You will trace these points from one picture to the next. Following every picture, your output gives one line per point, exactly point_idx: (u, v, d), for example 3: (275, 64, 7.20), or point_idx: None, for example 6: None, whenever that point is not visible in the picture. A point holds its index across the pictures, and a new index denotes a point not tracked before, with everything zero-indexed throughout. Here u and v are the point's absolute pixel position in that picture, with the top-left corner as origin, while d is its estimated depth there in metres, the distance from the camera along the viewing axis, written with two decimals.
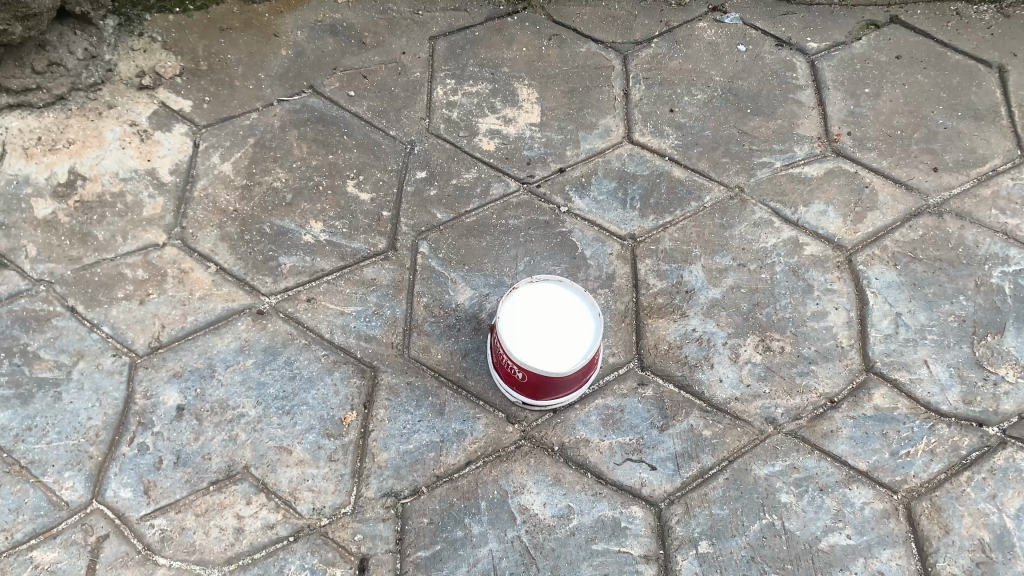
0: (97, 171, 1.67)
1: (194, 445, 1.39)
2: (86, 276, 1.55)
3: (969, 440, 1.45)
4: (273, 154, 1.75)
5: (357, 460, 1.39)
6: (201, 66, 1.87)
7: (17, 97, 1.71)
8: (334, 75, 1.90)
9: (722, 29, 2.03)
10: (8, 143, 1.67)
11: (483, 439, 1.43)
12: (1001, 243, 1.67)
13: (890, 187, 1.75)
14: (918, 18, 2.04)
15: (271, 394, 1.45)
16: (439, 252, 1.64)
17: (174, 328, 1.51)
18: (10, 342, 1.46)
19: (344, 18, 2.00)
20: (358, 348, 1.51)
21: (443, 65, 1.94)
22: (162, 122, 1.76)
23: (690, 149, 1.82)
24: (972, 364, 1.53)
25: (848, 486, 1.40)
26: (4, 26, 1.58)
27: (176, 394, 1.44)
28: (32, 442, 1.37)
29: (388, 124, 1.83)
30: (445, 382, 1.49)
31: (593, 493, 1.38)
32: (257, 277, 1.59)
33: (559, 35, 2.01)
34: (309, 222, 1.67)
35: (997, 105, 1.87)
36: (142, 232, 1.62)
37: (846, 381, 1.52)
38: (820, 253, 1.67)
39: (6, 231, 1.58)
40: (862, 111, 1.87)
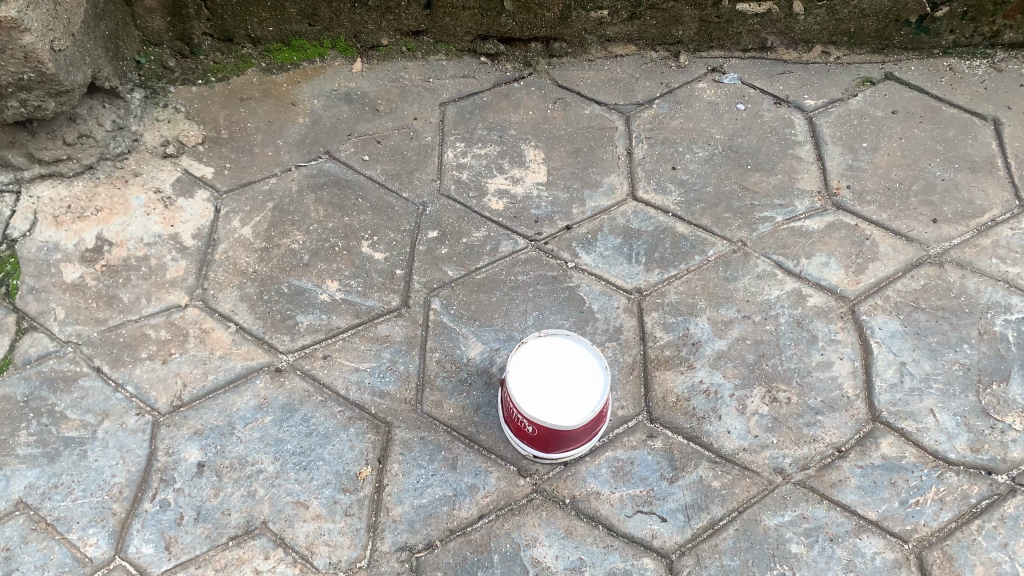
0: (123, 237, 1.75)
1: (214, 501, 1.43)
2: (111, 337, 1.61)
3: (978, 488, 1.46)
4: (290, 218, 1.82)
5: (372, 514, 1.43)
6: (222, 134, 1.95)
7: (48, 168, 1.81)
8: (349, 141, 1.97)
9: (722, 89, 2.10)
10: (39, 212, 1.76)
11: (495, 492, 1.46)
12: (1002, 292, 1.70)
13: (890, 239, 1.79)
14: (913, 74, 2.10)
15: (288, 449, 1.49)
16: (451, 308, 1.69)
17: (195, 387, 1.56)
18: (38, 403, 1.52)
19: (358, 86, 2.09)
20: (372, 404, 1.56)
21: (453, 129, 2.01)
22: (185, 188, 1.84)
23: (693, 205, 1.87)
24: (979, 412, 1.55)
25: (858, 536, 1.41)
26: (38, 102, 1.68)
27: (197, 451, 1.48)
28: (58, 499, 1.41)
29: (401, 186, 1.89)
30: (457, 436, 1.52)
31: (605, 545, 1.40)
32: (275, 335, 1.64)
33: (564, 97, 2.09)
34: (326, 282, 1.72)
35: (994, 157, 1.91)
36: (166, 294, 1.68)
37: (853, 430, 1.54)
38: (824, 304, 1.70)
39: (36, 295, 1.65)
40: (861, 164, 1.92)
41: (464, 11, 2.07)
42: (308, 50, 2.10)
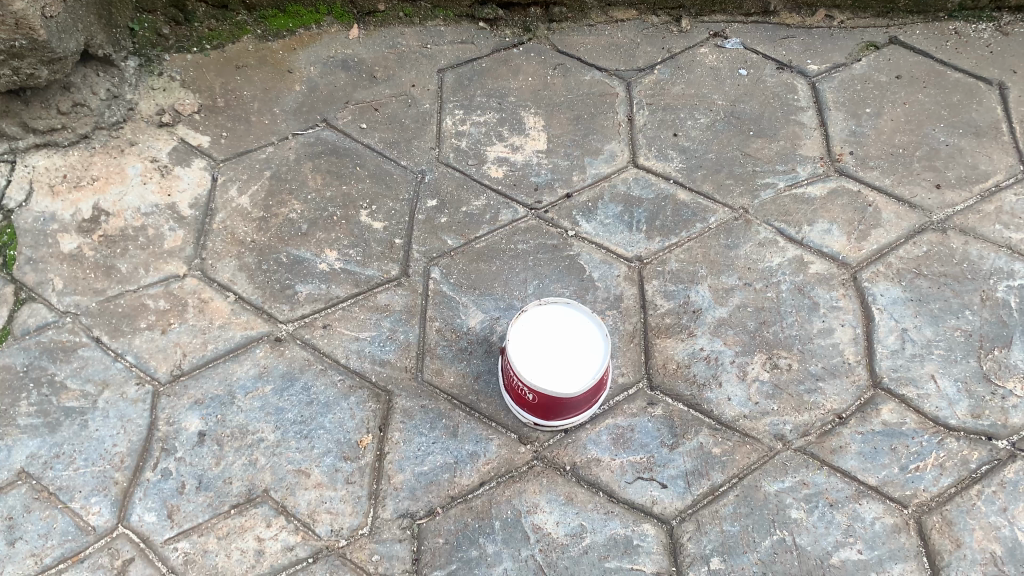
0: (120, 207, 1.74)
1: (216, 469, 1.43)
2: (110, 307, 1.61)
3: (978, 453, 1.46)
4: (288, 187, 1.80)
5: (373, 481, 1.43)
6: (218, 103, 1.93)
7: (43, 137, 1.79)
8: (346, 108, 1.95)
9: (724, 54, 2.07)
10: (35, 182, 1.75)
11: (496, 459, 1.46)
12: (1005, 258, 1.69)
13: (893, 205, 1.78)
14: (917, 38, 2.07)
15: (289, 418, 1.50)
16: (450, 277, 1.68)
17: (195, 356, 1.56)
18: (38, 373, 1.51)
19: (355, 52, 2.06)
20: (372, 373, 1.55)
21: (452, 96, 1.98)
22: (182, 157, 1.82)
23: (694, 172, 1.85)
24: (980, 378, 1.55)
25: (858, 501, 1.42)
26: (31, 70, 1.65)
27: (197, 421, 1.48)
28: (60, 469, 1.42)
29: (400, 155, 1.87)
30: (458, 404, 1.52)
31: (605, 512, 1.40)
32: (275, 305, 1.64)
33: (564, 63, 2.06)
34: (324, 251, 1.71)
35: (998, 122, 1.89)
36: (164, 264, 1.67)
37: (853, 397, 1.54)
38: (825, 271, 1.69)
39: (33, 265, 1.64)
40: (864, 130, 1.90)
41: None
42: (304, 16, 2.07)
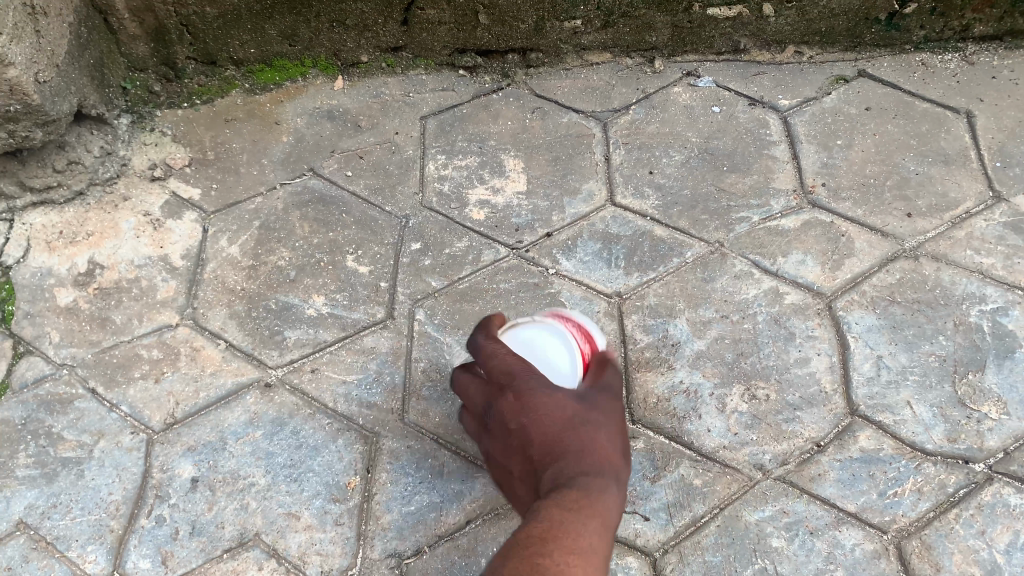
0: (114, 259, 1.79)
1: (208, 515, 1.47)
2: (105, 358, 1.66)
3: (956, 477, 1.49)
4: (277, 235, 1.86)
5: (361, 522, 1.47)
6: (208, 156, 1.99)
7: (40, 195, 1.85)
8: (332, 157, 2.00)
9: (697, 92, 2.12)
10: (33, 239, 1.81)
11: (481, 497, 1.49)
12: (977, 282, 1.73)
13: (866, 234, 1.82)
14: (885, 71, 2.12)
15: (279, 462, 1.54)
16: (434, 318, 1.73)
17: (187, 405, 1.60)
18: (36, 425, 1.56)
19: (340, 103, 2.12)
20: (360, 415, 1.60)
21: (434, 142, 2.04)
22: (173, 210, 1.88)
23: (670, 209, 1.90)
24: (955, 403, 1.58)
25: (838, 528, 1.45)
26: (26, 133, 1.72)
27: (190, 467, 1.53)
28: (57, 518, 1.46)
29: (384, 201, 1.92)
30: (444, 444, 1.56)
31: None
32: (264, 351, 1.68)
33: (542, 107, 2.11)
34: (312, 296, 1.76)
35: (967, 149, 1.94)
36: (157, 314, 1.72)
37: (831, 425, 1.57)
38: (801, 301, 1.73)
39: (31, 320, 1.70)
40: (836, 162, 1.95)
41: (440, 26, 2.10)
42: (290, 69, 2.14)
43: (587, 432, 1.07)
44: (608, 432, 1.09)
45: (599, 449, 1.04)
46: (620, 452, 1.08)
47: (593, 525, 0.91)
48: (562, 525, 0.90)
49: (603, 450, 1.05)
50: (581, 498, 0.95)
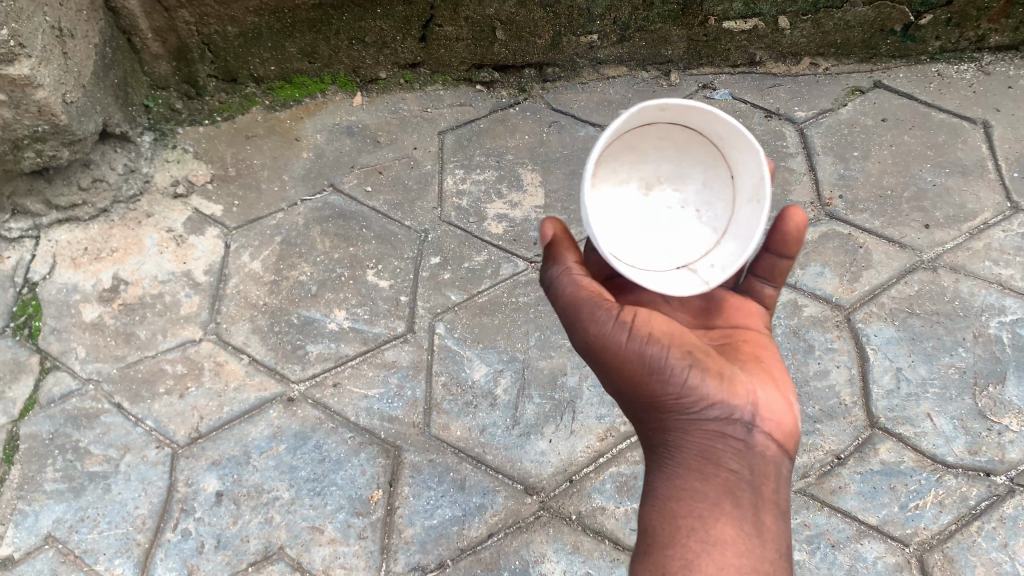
0: (138, 275, 1.82)
1: (233, 528, 1.49)
2: (130, 373, 1.68)
3: (977, 489, 1.50)
4: (298, 250, 1.88)
5: (384, 536, 1.48)
6: (230, 172, 2.01)
7: (65, 213, 1.88)
8: (352, 172, 2.02)
9: (713, 105, 2.13)
10: (58, 255, 1.84)
11: (503, 511, 1.51)
12: (996, 294, 1.73)
13: (884, 246, 1.82)
14: (901, 82, 2.13)
15: (302, 476, 1.56)
16: (454, 332, 1.74)
17: (211, 419, 1.62)
18: (63, 440, 1.58)
19: (359, 119, 2.14)
20: (381, 429, 1.61)
21: (452, 156, 2.06)
22: (196, 226, 1.91)
23: None
24: (975, 415, 1.58)
25: (859, 541, 1.45)
26: (53, 152, 1.75)
27: (214, 481, 1.54)
28: (85, 532, 1.49)
29: (404, 216, 1.94)
30: (465, 457, 1.57)
31: (612, 559, 1.45)
32: (287, 365, 1.70)
33: (559, 121, 2.13)
34: (333, 311, 1.78)
35: (984, 160, 1.94)
36: (181, 329, 1.74)
37: (851, 437, 1.57)
38: (819, 313, 1.73)
39: (57, 335, 1.72)
40: (853, 173, 1.95)
41: (458, 42, 2.13)
42: (309, 86, 2.17)
43: (697, 431, 1.12)
44: (716, 418, 1.11)
45: (709, 441, 1.12)
46: (741, 425, 1.12)
47: (714, 500, 1.10)
48: (688, 505, 1.11)
49: (718, 441, 1.11)
50: (699, 474, 1.12)
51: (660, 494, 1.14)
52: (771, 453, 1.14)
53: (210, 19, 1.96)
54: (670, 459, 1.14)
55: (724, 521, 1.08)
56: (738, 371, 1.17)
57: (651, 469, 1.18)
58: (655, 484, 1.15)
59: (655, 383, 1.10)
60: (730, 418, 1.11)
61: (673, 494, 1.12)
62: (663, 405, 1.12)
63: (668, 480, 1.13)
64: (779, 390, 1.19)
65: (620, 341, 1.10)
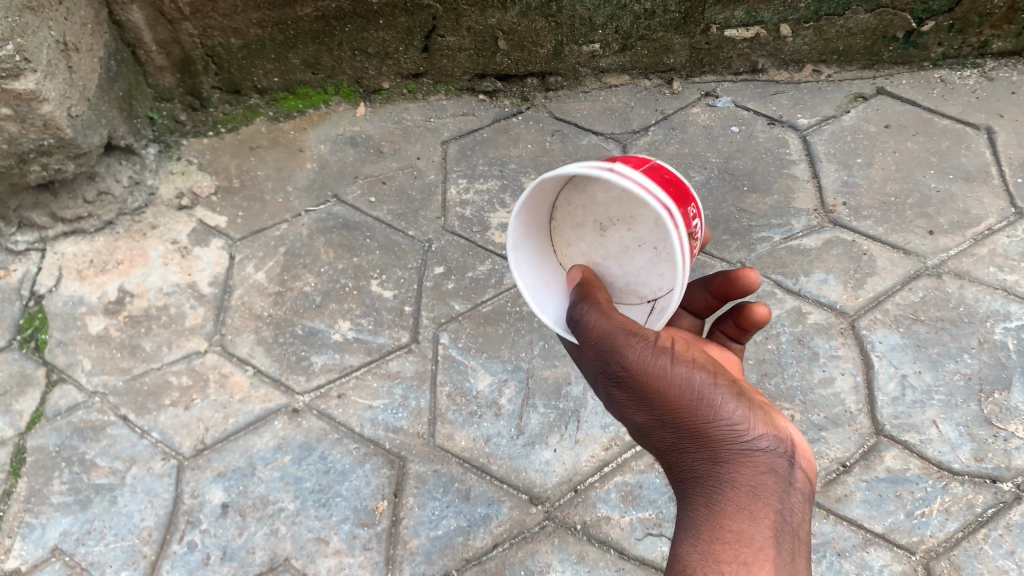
0: (143, 287, 1.83)
1: (239, 540, 1.50)
2: (136, 385, 1.68)
3: (984, 496, 1.49)
4: (302, 261, 1.88)
5: (389, 547, 1.49)
6: (234, 183, 2.02)
7: (71, 226, 1.90)
8: (355, 183, 2.03)
9: (716, 112, 2.13)
10: (64, 268, 1.85)
11: (508, 521, 1.51)
12: (1001, 299, 1.73)
13: (887, 253, 1.82)
14: (904, 88, 2.13)
15: (308, 487, 1.56)
16: (459, 342, 1.74)
17: (216, 430, 1.63)
18: (70, 452, 1.59)
19: (362, 129, 2.14)
20: (386, 440, 1.61)
21: (455, 166, 2.06)
22: (201, 238, 1.91)
23: None
24: (981, 421, 1.58)
25: (865, 549, 1.45)
26: (59, 166, 1.76)
27: (220, 493, 1.55)
28: (91, 544, 1.49)
29: (407, 226, 1.94)
30: (470, 467, 1.57)
31: (617, 569, 1.44)
32: (291, 376, 1.70)
33: (562, 129, 2.13)
34: (337, 322, 1.78)
35: (988, 166, 1.94)
36: (186, 341, 1.75)
37: (856, 445, 1.57)
38: (824, 321, 1.73)
39: (63, 348, 1.73)
40: (856, 180, 1.95)
41: (460, 52, 2.14)
42: (313, 96, 2.18)
43: (745, 465, 0.99)
44: (766, 451, 0.99)
45: (756, 476, 0.98)
46: (786, 461, 1.00)
47: (768, 538, 0.94)
48: (738, 546, 0.93)
49: (766, 475, 0.98)
50: (751, 512, 0.95)
51: (703, 530, 0.96)
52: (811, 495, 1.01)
53: (213, 32, 1.98)
54: (711, 494, 0.99)
55: (781, 560, 0.92)
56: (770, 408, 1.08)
57: (685, 510, 1.01)
58: (694, 521, 0.98)
59: (699, 408, 0.99)
60: (778, 456, 1.00)
61: (717, 530, 0.95)
62: (706, 434, 0.99)
63: (711, 518, 0.96)
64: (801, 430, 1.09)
65: (665, 369, 0.99)
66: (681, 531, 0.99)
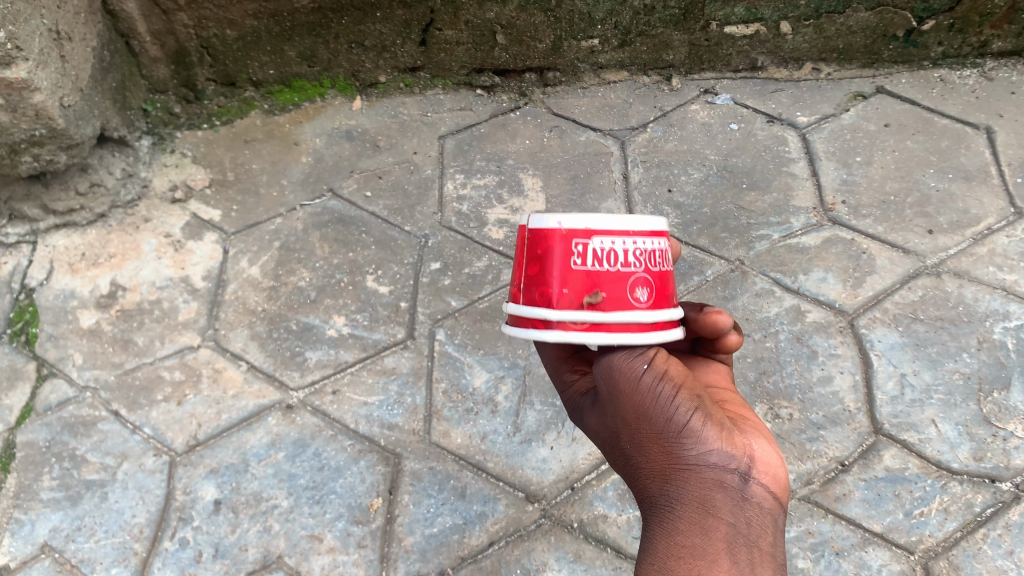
0: (135, 281, 1.80)
1: (232, 537, 1.48)
2: (128, 380, 1.66)
3: (983, 496, 1.48)
4: (296, 255, 1.86)
5: (384, 544, 1.47)
6: (228, 177, 1.99)
7: (63, 218, 1.88)
8: (351, 177, 2.01)
9: (715, 110, 2.12)
10: (55, 261, 1.83)
11: (504, 519, 1.49)
12: (1000, 299, 1.72)
13: (887, 251, 1.81)
14: (903, 87, 2.12)
15: (301, 484, 1.54)
16: (455, 338, 1.72)
17: (209, 426, 1.61)
18: (60, 447, 1.57)
19: (358, 123, 2.12)
20: (381, 436, 1.59)
21: (452, 161, 2.04)
22: (194, 231, 1.89)
23: (690, 226, 1.89)
24: (980, 421, 1.57)
25: (864, 548, 1.44)
26: (50, 156, 1.74)
27: (213, 489, 1.53)
28: (81, 541, 1.48)
29: (404, 221, 1.92)
30: (466, 465, 1.56)
31: (614, 568, 1.44)
32: (285, 372, 1.68)
33: (560, 126, 2.11)
34: (332, 317, 1.76)
35: (987, 165, 1.93)
36: (179, 335, 1.73)
37: (855, 444, 1.56)
38: (823, 319, 1.72)
39: (54, 342, 1.71)
40: (855, 179, 1.94)
41: (458, 46, 2.12)
42: (308, 90, 2.16)
43: (696, 478, 0.95)
44: (716, 467, 0.95)
45: (707, 490, 0.94)
46: (739, 478, 0.95)
47: (711, 551, 0.89)
48: (683, 562, 0.89)
49: (715, 491, 0.94)
50: (701, 526, 0.92)
51: (654, 545, 0.93)
52: (772, 510, 0.95)
53: (208, 23, 1.96)
54: (665, 510, 0.96)
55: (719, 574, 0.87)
56: (734, 423, 1.03)
57: (644, 527, 0.98)
58: (649, 535, 0.95)
59: (656, 418, 0.98)
60: (732, 472, 0.95)
61: (666, 543, 0.92)
62: (662, 444, 0.98)
63: (663, 530, 0.93)
64: (775, 441, 1.04)
65: (632, 373, 0.98)
66: (641, 553, 0.95)
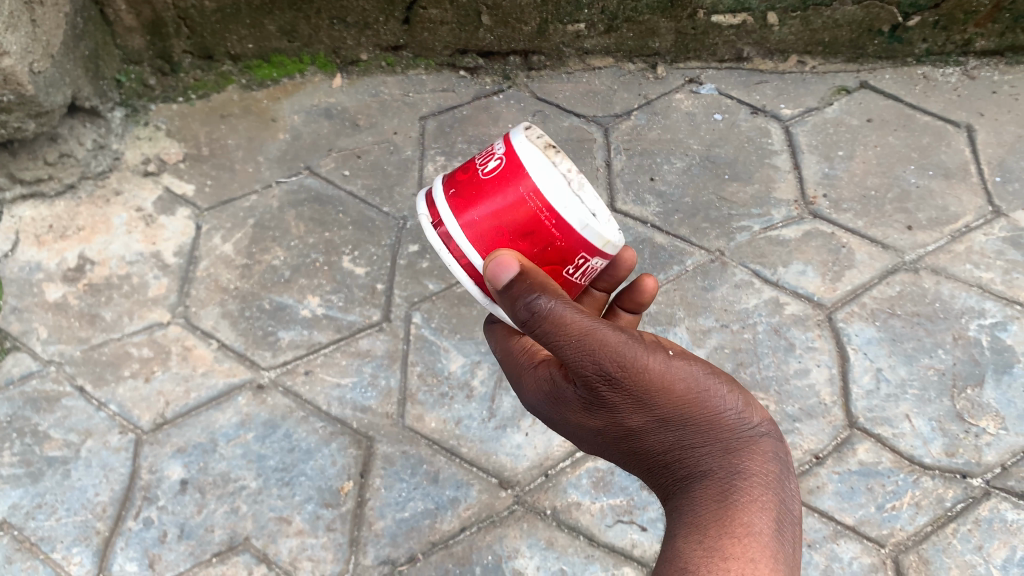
0: (104, 255, 1.76)
1: (197, 518, 1.45)
2: (94, 355, 1.62)
3: (953, 491, 1.49)
4: (271, 234, 1.82)
5: (354, 528, 1.45)
6: (203, 152, 1.95)
7: (30, 188, 1.83)
8: (329, 156, 1.97)
9: (698, 100, 2.11)
10: (21, 232, 1.78)
11: (476, 504, 1.47)
12: (976, 296, 1.72)
13: (866, 246, 1.81)
14: (887, 82, 2.13)
15: (270, 466, 1.51)
16: (431, 321, 1.69)
17: (177, 404, 1.57)
18: (22, 423, 1.53)
19: (337, 101, 2.09)
20: (354, 419, 1.57)
21: (433, 143, 2.00)
22: (166, 206, 1.85)
23: (671, 216, 1.87)
24: (953, 417, 1.58)
25: (835, 541, 1.44)
26: (18, 124, 1.69)
27: (179, 469, 1.50)
28: (42, 519, 1.44)
29: (382, 201, 1.89)
30: (439, 449, 1.53)
31: (585, 555, 1.42)
32: (257, 352, 1.65)
33: (543, 110, 2.08)
34: (306, 297, 1.73)
35: (967, 163, 1.94)
36: (147, 312, 1.69)
37: (830, 437, 1.55)
38: (801, 312, 1.72)
39: (18, 315, 1.66)
40: (837, 173, 1.94)
41: (442, 26, 2.09)
42: (288, 65, 2.12)
43: (753, 452, 0.96)
44: (767, 439, 0.98)
45: (763, 462, 0.95)
46: (783, 450, 0.98)
47: (776, 528, 0.89)
48: (749, 529, 0.88)
49: (768, 461, 0.96)
50: (760, 499, 0.91)
51: (710, 522, 0.90)
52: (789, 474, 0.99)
53: None
54: (716, 483, 0.95)
55: (784, 551, 0.87)
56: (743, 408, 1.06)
57: (681, 506, 0.97)
58: (705, 514, 0.92)
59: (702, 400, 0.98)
60: (780, 446, 0.99)
61: (729, 524, 0.89)
62: (716, 430, 0.97)
63: (726, 509, 0.91)
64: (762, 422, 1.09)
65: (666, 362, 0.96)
66: (684, 526, 0.93)
